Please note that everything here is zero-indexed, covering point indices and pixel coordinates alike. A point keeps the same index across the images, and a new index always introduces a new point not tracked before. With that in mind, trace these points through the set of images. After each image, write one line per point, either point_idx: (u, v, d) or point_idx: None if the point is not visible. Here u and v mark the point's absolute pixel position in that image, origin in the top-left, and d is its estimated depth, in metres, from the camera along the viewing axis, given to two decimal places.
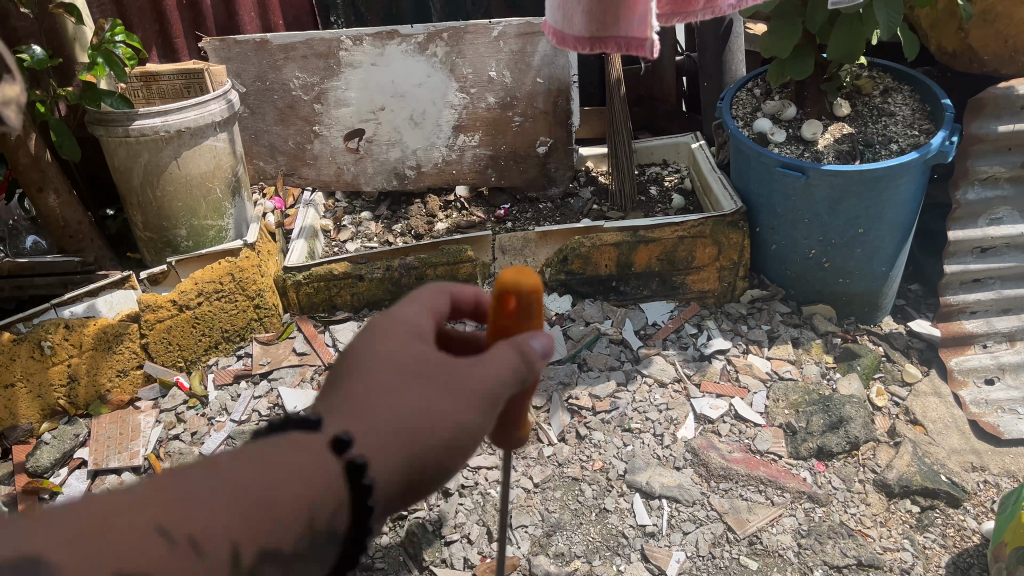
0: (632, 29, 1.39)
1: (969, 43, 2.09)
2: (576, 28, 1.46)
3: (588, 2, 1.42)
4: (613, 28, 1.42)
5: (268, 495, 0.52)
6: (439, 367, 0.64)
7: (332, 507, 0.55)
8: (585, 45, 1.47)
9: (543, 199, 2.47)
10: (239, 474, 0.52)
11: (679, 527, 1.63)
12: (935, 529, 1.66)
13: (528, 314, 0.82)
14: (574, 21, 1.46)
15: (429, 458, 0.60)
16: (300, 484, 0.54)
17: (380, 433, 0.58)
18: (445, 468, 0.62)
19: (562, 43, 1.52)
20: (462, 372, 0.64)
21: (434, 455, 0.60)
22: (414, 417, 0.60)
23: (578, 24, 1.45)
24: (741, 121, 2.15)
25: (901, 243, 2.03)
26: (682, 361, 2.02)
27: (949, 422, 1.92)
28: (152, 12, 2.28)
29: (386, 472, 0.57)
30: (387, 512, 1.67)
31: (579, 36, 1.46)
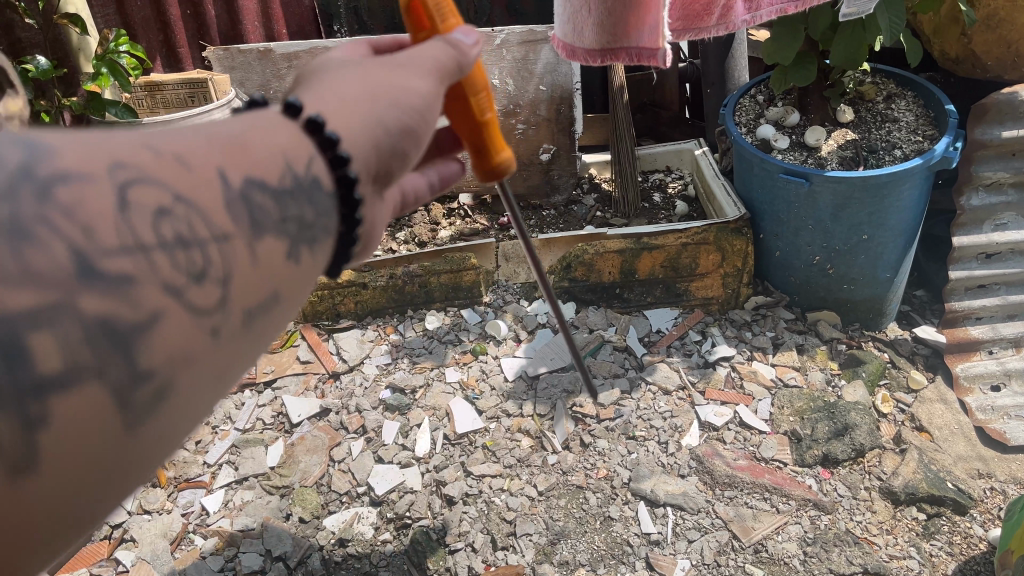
0: (644, 38, 1.40)
1: (972, 49, 2.10)
2: (586, 42, 1.48)
3: (597, 17, 1.43)
4: (626, 40, 1.43)
5: (241, 136, 0.53)
6: (386, 60, 0.66)
7: (306, 155, 0.55)
8: (595, 57, 1.49)
9: (546, 206, 2.48)
10: (216, 128, 0.52)
11: (684, 535, 1.62)
12: (942, 537, 1.65)
13: (442, 17, 0.82)
14: (585, 34, 1.47)
15: (389, 116, 0.61)
16: (265, 134, 0.54)
17: (335, 90, 0.60)
18: (409, 130, 0.63)
19: (573, 57, 1.53)
20: (407, 63, 0.67)
21: (393, 114, 0.62)
22: (362, 76, 0.62)
23: (589, 38, 1.47)
24: (744, 127, 2.15)
25: (905, 250, 2.02)
26: (686, 368, 2.02)
27: (955, 429, 1.92)
28: (155, 22, 2.30)
29: (353, 134, 0.58)
30: (391, 520, 1.66)
31: (590, 50, 1.48)
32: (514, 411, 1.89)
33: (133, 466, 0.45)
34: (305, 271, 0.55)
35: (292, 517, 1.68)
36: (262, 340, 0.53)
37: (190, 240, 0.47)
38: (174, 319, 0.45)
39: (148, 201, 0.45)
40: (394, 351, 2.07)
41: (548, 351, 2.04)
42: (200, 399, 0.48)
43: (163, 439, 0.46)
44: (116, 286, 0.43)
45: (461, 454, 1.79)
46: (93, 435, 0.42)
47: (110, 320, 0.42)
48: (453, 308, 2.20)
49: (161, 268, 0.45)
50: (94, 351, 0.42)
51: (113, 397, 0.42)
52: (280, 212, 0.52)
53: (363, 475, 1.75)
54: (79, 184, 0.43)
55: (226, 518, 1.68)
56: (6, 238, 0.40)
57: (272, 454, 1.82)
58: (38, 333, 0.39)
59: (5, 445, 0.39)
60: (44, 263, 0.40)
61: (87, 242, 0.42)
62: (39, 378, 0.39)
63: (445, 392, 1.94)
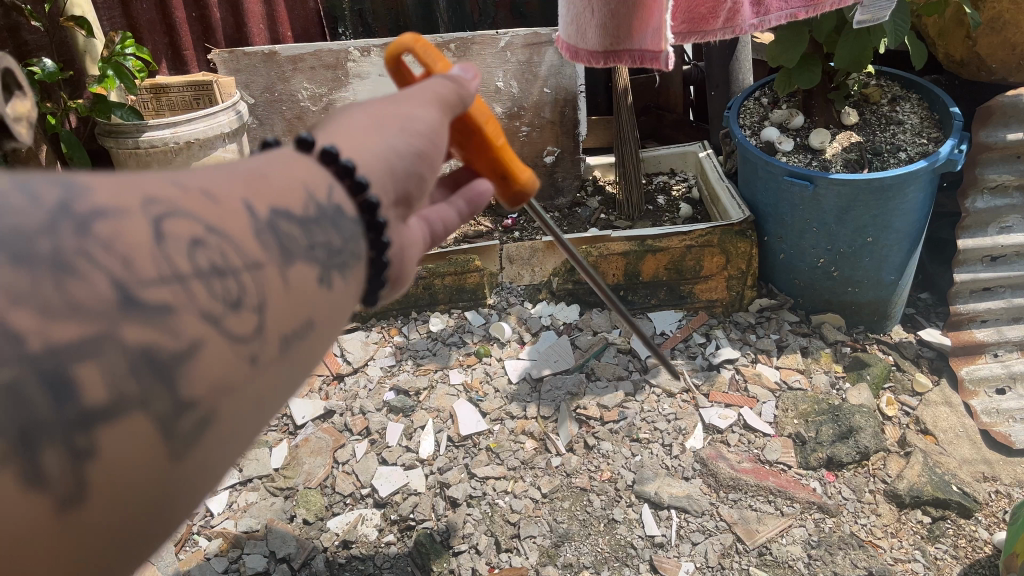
0: (647, 41, 1.39)
1: (977, 52, 2.09)
2: (590, 43, 1.49)
3: (600, 18, 1.44)
4: (629, 42, 1.43)
5: (262, 174, 0.55)
6: (389, 98, 0.71)
7: (325, 185, 0.58)
8: (599, 59, 1.49)
9: (550, 208, 2.47)
10: (235, 166, 0.54)
11: (688, 537, 1.62)
12: (947, 540, 1.65)
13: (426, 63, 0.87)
14: (589, 36, 1.48)
15: (400, 142, 0.66)
16: (284, 169, 0.57)
17: (346, 125, 0.65)
18: (419, 154, 0.67)
19: (576, 58, 1.55)
20: (410, 98, 0.72)
21: (402, 141, 0.66)
22: (371, 111, 0.67)
23: (592, 39, 1.48)
24: (748, 130, 2.15)
25: (910, 251, 2.02)
26: (690, 370, 2.02)
27: (961, 431, 1.91)
28: (160, 24, 2.28)
29: (370, 160, 0.63)
30: (395, 522, 1.66)
31: (593, 51, 1.49)
32: (518, 412, 1.90)
33: (179, 496, 0.45)
34: (337, 298, 0.56)
35: (296, 518, 1.68)
36: (300, 369, 0.53)
37: (225, 268, 0.47)
38: (214, 346, 0.45)
39: (182, 232, 0.46)
40: (398, 353, 2.07)
41: (551, 353, 2.04)
42: (242, 429, 0.48)
43: (207, 470, 0.46)
44: (156, 314, 0.43)
45: (465, 456, 1.79)
46: (140, 467, 0.42)
47: (152, 348, 0.42)
48: (457, 310, 2.20)
49: (200, 297, 0.46)
50: (138, 381, 0.42)
51: (159, 426, 0.42)
52: (307, 239, 0.54)
53: (366, 476, 1.76)
54: (116, 218, 0.44)
55: (230, 520, 1.68)
56: (50, 273, 0.40)
57: (275, 455, 1.82)
58: (83, 365, 0.39)
59: (54, 478, 0.39)
60: (88, 293, 0.41)
61: (127, 273, 0.42)
62: (86, 408, 0.39)
63: (449, 394, 1.95)
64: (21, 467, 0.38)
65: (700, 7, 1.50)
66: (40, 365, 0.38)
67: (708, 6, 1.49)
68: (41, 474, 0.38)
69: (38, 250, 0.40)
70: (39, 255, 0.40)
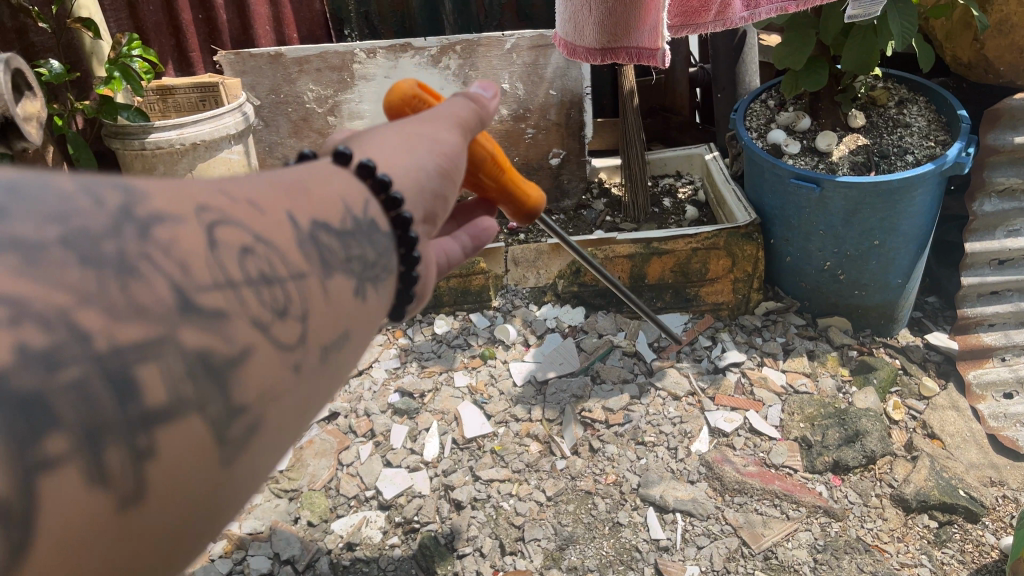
0: (642, 40, 1.40)
1: (985, 55, 2.08)
2: (587, 40, 1.47)
3: (598, 15, 1.43)
4: (626, 39, 1.43)
5: (302, 187, 0.57)
6: (419, 118, 0.74)
7: (361, 199, 0.61)
8: (596, 56, 1.48)
9: (555, 210, 2.47)
10: (276, 176, 0.57)
11: (693, 541, 1.61)
12: (954, 545, 1.64)
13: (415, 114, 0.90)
14: (585, 33, 1.47)
15: (430, 163, 0.69)
16: (324, 181, 0.60)
17: (380, 141, 0.68)
18: (447, 174, 0.71)
19: (573, 56, 1.53)
20: (437, 119, 0.75)
21: (432, 159, 0.70)
22: (404, 131, 0.71)
23: (589, 36, 1.46)
24: (755, 132, 2.15)
25: (917, 255, 2.01)
26: (696, 373, 2.01)
27: (968, 435, 1.90)
28: (168, 27, 2.31)
29: (405, 178, 0.66)
30: (399, 525, 1.66)
31: (590, 48, 1.48)
32: (523, 415, 1.89)
33: (229, 501, 0.46)
34: (371, 309, 0.59)
35: (300, 520, 1.67)
36: (338, 379, 0.56)
37: (271, 277, 0.50)
38: (262, 353, 0.48)
39: (232, 241, 0.48)
40: (402, 355, 2.07)
41: (556, 356, 2.04)
42: (286, 437, 0.50)
43: (253, 478, 0.48)
44: (210, 319, 0.45)
45: (469, 459, 1.79)
46: (197, 470, 0.44)
47: (207, 353, 0.44)
48: (462, 313, 2.20)
49: (250, 305, 0.48)
50: (195, 384, 0.43)
51: (213, 429, 0.44)
52: (345, 251, 0.57)
53: (371, 479, 1.76)
54: (172, 224, 0.46)
55: (234, 522, 1.68)
56: (115, 274, 0.42)
57: (279, 457, 1.82)
58: (146, 365, 0.41)
59: (120, 475, 0.40)
60: (148, 296, 0.43)
61: (183, 278, 0.45)
62: (148, 408, 0.41)
63: (454, 397, 1.94)
64: (88, 462, 0.39)
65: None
66: (106, 361, 0.40)
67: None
68: (108, 472, 0.39)
69: (104, 250, 0.42)
70: (105, 256, 0.42)
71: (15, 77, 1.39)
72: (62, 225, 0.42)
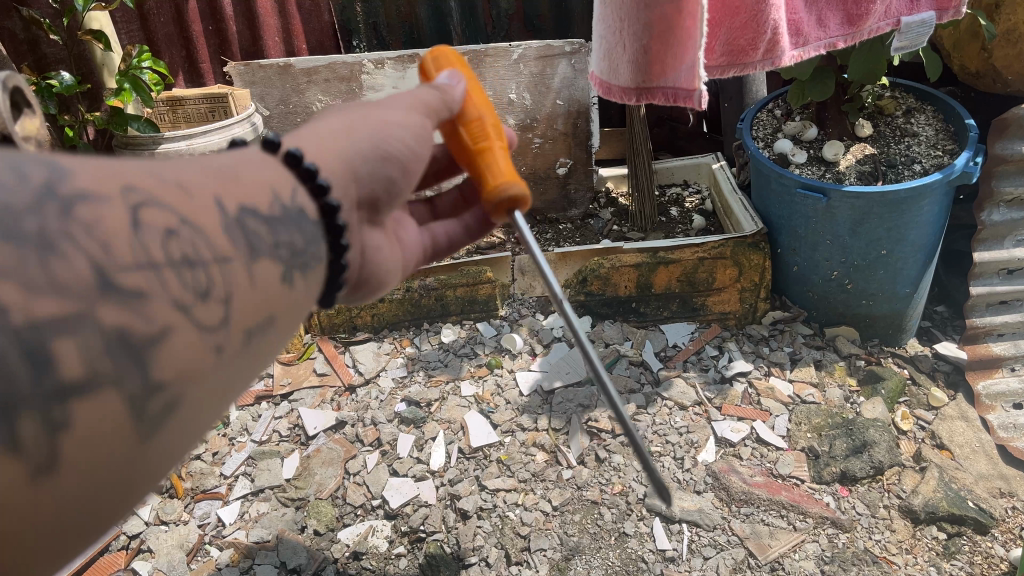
0: (680, 80, 1.38)
1: (993, 64, 2.07)
2: (623, 78, 1.48)
3: (633, 53, 1.43)
4: (661, 79, 1.43)
5: (231, 176, 0.59)
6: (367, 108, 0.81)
7: (288, 187, 0.64)
8: (631, 95, 1.50)
9: (563, 220, 2.48)
10: (208, 160, 0.59)
11: (699, 552, 1.61)
12: (962, 556, 1.62)
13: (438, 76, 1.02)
14: (621, 71, 1.48)
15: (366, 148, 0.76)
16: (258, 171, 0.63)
17: (317, 131, 0.74)
18: (388, 162, 0.78)
19: (611, 94, 1.54)
20: (382, 104, 0.82)
21: (368, 146, 0.76)
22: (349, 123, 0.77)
23: (625, 75, 1.47)
24: (761, 141, 2.15)
25: (925, 265, 2.00)
26: (703, 383, 2.01)
27: (977, 447, 1.88)
28: (178, 38, 2.31)
29: (335, 166, 0.72)
30: (405, 534, 1.66)
31: (626, 87, 1.49)
32: (529, 425, 1.90)
33: (146, 474, 0.49)
34: (297, 295, 0.62)
35: (307, 529, 1.68)
36: (257, 361, 0.59)
37: (194, 259, 0.51)
38: (181, 333, 0.49)
39: (157, 222, 0.50)
40: (409, 364, 2.08)
41: (563, 365, 2.04)
42: (202, 415, 0.52)
43: (167, 456, 0.50)
44: (128, 298, 0.46)
45: (475, 468, 1.80)
46: (114, 442, 0.46)
47: (127, 330, 0.46)
48: (468, 322, 2.21)
49: (171, 286, 0.49)
50: (113, 361, 0.45)
51: (129, 407, 0.46)
52: (271, 237, 0.59)
53: (377, 488, 1.76)
54: (96, 203, 0.47)
55: (241, 530, 1.69)
56: (36, 250, 0.43)
57: (287, 466, 1.83)
58: (63, 340, 0.43)
59: (33, 447, 0.42)
60: (67, 273, 0.44)
61: (103, 255, 0.46)
62: (65, 382, 0.43)
63: (460, 406, 1.95)
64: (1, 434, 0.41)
65: (739, 37, 1.42)
66: (25, 338, 0.41)
67: (748, 37, 1.40)
68: (20, 440, 0.41)
69: (25, 227, 0.43)
70: (27, 234, 0.43)
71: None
72: None
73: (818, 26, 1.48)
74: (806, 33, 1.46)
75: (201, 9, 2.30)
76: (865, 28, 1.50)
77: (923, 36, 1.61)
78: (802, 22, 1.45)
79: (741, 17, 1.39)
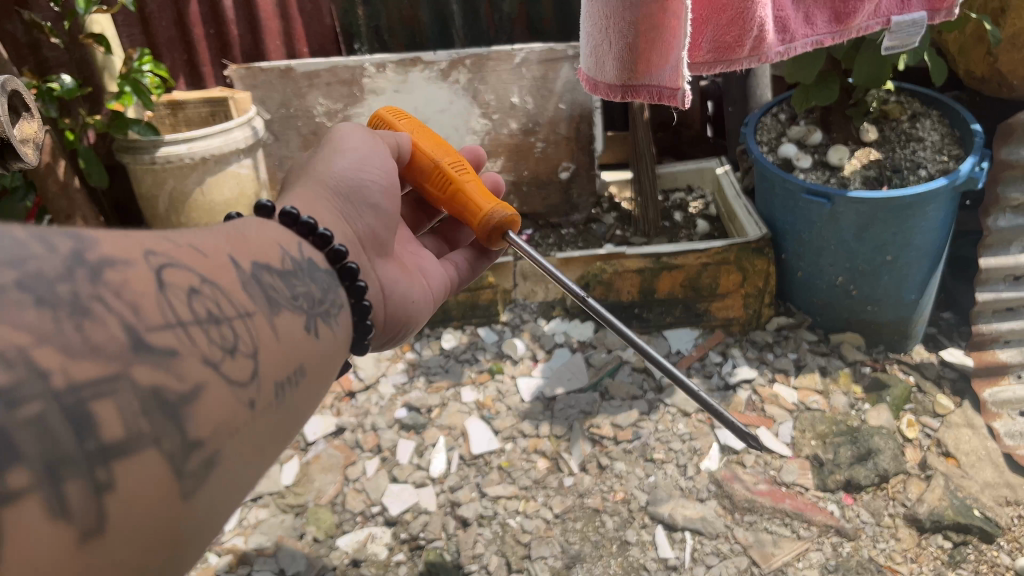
0: (664, 79, 1.37)
1: (999, 69, 2.06)
2: (607, 75, 1.44)
3: (618, 50, 1.39)
4: (646, 76, 1.40)
5: (240, 238, 0.74)
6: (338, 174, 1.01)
7: (294, 243, 0.82)
8: (616, 92, 1.46)
9: (566, 224, 2.47)
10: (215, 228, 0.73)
11: (702, 561, 1.59)
12: (968, 566, 1.59)
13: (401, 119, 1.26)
14: (606, 68, 1.43)
15: None
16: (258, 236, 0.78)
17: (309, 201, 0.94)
18: None
19: (595, 90, 1.50)
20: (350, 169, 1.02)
21: None
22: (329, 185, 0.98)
23: (610, 72, 1.43)
24: (765, 146, 2.13)
25: (931, 269, 1.98)
26: (706, 391, 2.00)
27: (984, 455, 1.84)
28: (180, 42, 2.36)
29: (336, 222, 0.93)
30: (405, 541, 1.65)
31: (611, 84, 1.45)
32: (531, 431, 1.88)
33: (200, 525, 0.55)
34: (311, 347, 0.74)
35: (307, 536, 1.67)
36: (293, 409, 0.69)
37: (218, 317, 0.62)
38: (212, 389, 0.57)
39: (181, 283, 0.60)
40: (410, 370, 2.07)
41: (566, 370, 2.03)
42: (245, 469, 0.60)
43: (218, 509, 0.57)
44: (162, 357, 0.54)
45: (476, 475, 1.78)
46: (155, 501, 0.51)
47: (160, 389, 0.53)
48: (471, 326, 2.20)
49: (200, 344, 0.58)
50: (150, 420, 0.52)
51: (169, 461, 0.52)
52: (288, 290, 0.74)
53: (377, 494, 1.75)
54: (122, 267, 0.55)
55: (240, 537, 1.67)
56: (70, 315, 0.50)
57: (287, 472, 1.81)
58: (102, 402, 0.49)
59: (78, 510, 0.46)
60: (102, 336, 0.51)
61: (135, 319, 0.54)
62: (105, 442, 0.48)
63: (462, 412, 1.94)
64: (48, 497, 0.45)
65: (727, 34, 1.40)
66: (63, 399, 0.47)
67: (734, 34, 1.38)
68: (68, 505, 0.46)
69: (60, 293, 0.50)
70: (60, 298, 0.50)
71: (11, 96, 1.18)
72: (20, 271, 0.49)
73: (805, 23, 1.45)
74: (793, 30, 1.44)
75: (202, 13, 2.31)
76: (853, 26, 1.48)
77: (915, 36, 1.57)
78: (788, 19, 1.42)
79: (728, 13, 1.37)
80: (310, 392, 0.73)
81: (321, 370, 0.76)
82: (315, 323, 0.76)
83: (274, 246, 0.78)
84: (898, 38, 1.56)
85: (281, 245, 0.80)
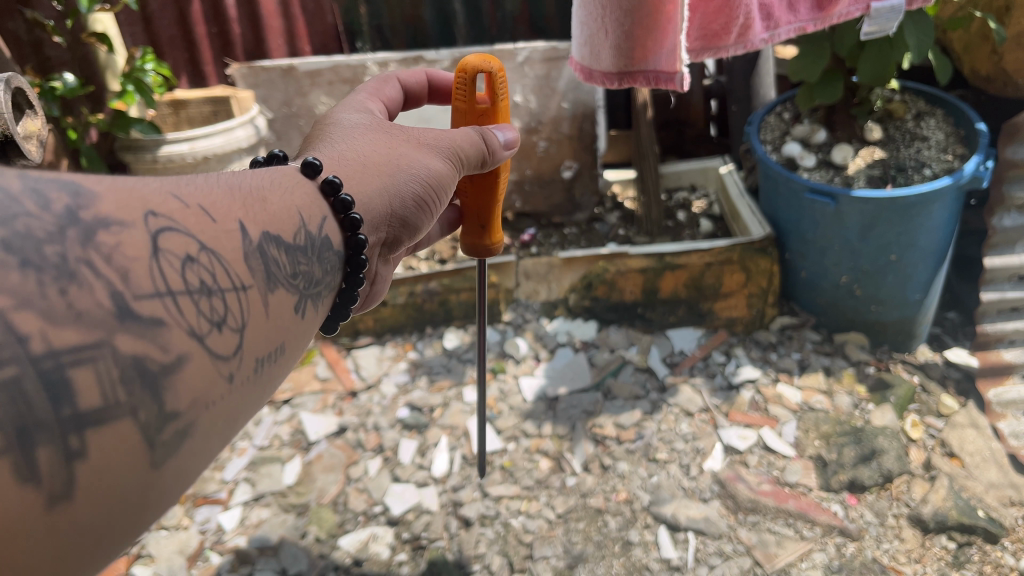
0: (660, 63, 1.37)
1: (1003, 68, 2.05)
2: (602, 64, 1.43)
3: (614, 38, 1.38)
4: (642, 63, 1.39)
5: (258, 199, 0.73)
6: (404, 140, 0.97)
7: (317, 216, 0.80)
8: (613, 80, 1.44)
9: (569, 223, 2.46)
10: (231, 182, 0.71)
11: (705, 561, 1.58)
12: (973, 566, 1.58)
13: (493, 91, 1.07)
14: (601, 57, 1.42)
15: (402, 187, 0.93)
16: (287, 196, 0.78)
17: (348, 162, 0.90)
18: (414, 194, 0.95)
19: (589, 79, 1.48)
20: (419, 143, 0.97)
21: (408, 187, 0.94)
22: (392, 153, 0.95)
23: (605, 60, 1.42)
24: (769, 145, 2.14)
25: (936, 269, 1.96)
26: (710, 390, 1.99)
27: (988, 455, 1.82)
28: (182, 41, 2.36)
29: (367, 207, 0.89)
30: (407, 541, 1.64)
31: (606, 72, 1.44)
32: (533, 431, 1.88)
33: (168, 489, 0.55)
34: (297, 327, 0.73)
35: (308, 535, 1.66)
36: (270, 384, 0.68)
37: (211, 288, 0.60)
38: (197, 360, 0.57)
39: (180, 249, 0.58)
40: (412, 370, 2.07)
41: (568, 371, 2.03)
42: (218, 439, 0.60)
43: (185, 477, 0.57)
44: (147, 325, 0.53)
45: (478, 475, 1.77)
46: (128, 465, 0.52)
47: (142, 360, 0.52)
48: (473, 326, 2.19)
49: (190, 314, 0.57)
50: (129, 390, 0.51)
51: (143, 432, 0.52)
52: (291, 267, 0.73)
53: (379, 494, 1.75)
54: (116, 228, 0.54)
55: (242, 536, 1.66)
56: (57, 279, 0.49)
57: (288, 471, 1.81)
58: (80, 369, 0.49)
59: (47, 472, 0.46)
60: (87, 303, 0.50)
61: (125, 286, 0.53)
62: (81, 411, 0.48)
63: (463, 412, 1.93)
64: (18, 460, 0.45)
65: (713, 23, 1.41)
66: (40, 366, 0.46)
67: (722, 21, 1.40)
68: (38, 470, 0.46)
69: (48, 254, 0.49)
70: (47, 261, 0.49)
71: (14, 93, 1.18)
72: (9, 228, 0.48)
73: (789, 9, 1.42)
74: (778, 16, 1.42)
75: (204, 12, 2.31)
76: (836, 13, 1.45)
77: (894, 21, 1.51)
78: (773, 6, 1.40)
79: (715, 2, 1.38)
80: (286, 372, 0.73)
81: (301, 350, 0.75)
82: (304, 305, 0.75)
83: (292, 214, 0.76)
84: (875, 24, 1.50)
85: (301, 215, 0.78)
